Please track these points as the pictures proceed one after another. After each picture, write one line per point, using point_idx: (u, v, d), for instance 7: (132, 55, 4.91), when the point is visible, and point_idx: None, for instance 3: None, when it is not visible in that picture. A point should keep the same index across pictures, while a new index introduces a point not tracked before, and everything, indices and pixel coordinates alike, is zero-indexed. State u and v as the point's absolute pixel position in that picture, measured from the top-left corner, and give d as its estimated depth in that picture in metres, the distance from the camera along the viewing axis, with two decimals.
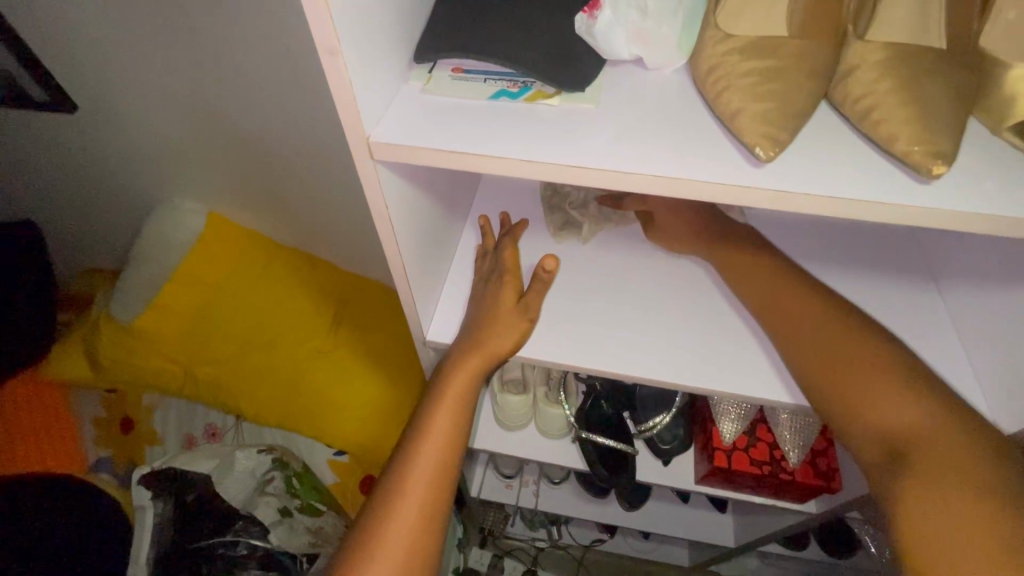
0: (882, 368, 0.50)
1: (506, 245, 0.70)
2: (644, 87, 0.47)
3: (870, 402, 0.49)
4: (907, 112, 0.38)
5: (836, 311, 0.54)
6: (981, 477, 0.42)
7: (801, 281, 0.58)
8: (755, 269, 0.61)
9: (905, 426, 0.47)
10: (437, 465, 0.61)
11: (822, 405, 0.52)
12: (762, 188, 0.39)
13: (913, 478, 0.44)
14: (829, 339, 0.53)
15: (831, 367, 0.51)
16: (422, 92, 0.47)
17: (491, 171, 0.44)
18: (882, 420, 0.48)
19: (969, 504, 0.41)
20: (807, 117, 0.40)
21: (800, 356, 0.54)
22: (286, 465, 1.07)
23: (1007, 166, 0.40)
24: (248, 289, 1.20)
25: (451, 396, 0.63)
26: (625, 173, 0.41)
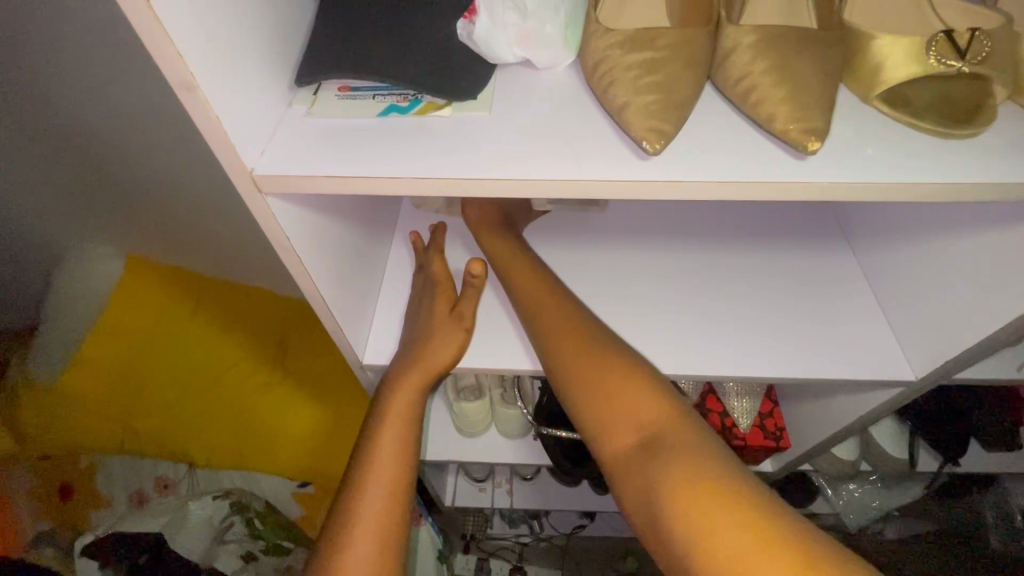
0: (623, 369, 0.50)
1: (433, 255, 0.69)
2: (537, 87, 0.46)
3: (629, 399, 0.48)
4: (782, 92, 0.39)
5: (583, 315, 0.56)
6: (714, 467, 0.41)
7: (546, 280, 0.60)
8: (534, 280, 0.60)
9: (654, 421, 0.46)
10: (391, 490, 0.59)
11: (580, 408, 0.50)
12: (652, 179, 0.39)
13: (667, 472, 0.42)
14: (574, 345, 0.53)
15: (591, 365, 0.51)
16: (307, 115, 0.45)
17: (388, 190, 0.42)
18: (635, 416, 0.47)
19: (718, 488, 0.40)
20: (692, 106, 0.41)
21: (559, 356, 0.53)
22: (245, 508, 1.00)
23: (888, 129, 0.41)
24: (176, 330, 1.13)
25: (397, 416, 0.62)
26: (520, 179, 0.40)
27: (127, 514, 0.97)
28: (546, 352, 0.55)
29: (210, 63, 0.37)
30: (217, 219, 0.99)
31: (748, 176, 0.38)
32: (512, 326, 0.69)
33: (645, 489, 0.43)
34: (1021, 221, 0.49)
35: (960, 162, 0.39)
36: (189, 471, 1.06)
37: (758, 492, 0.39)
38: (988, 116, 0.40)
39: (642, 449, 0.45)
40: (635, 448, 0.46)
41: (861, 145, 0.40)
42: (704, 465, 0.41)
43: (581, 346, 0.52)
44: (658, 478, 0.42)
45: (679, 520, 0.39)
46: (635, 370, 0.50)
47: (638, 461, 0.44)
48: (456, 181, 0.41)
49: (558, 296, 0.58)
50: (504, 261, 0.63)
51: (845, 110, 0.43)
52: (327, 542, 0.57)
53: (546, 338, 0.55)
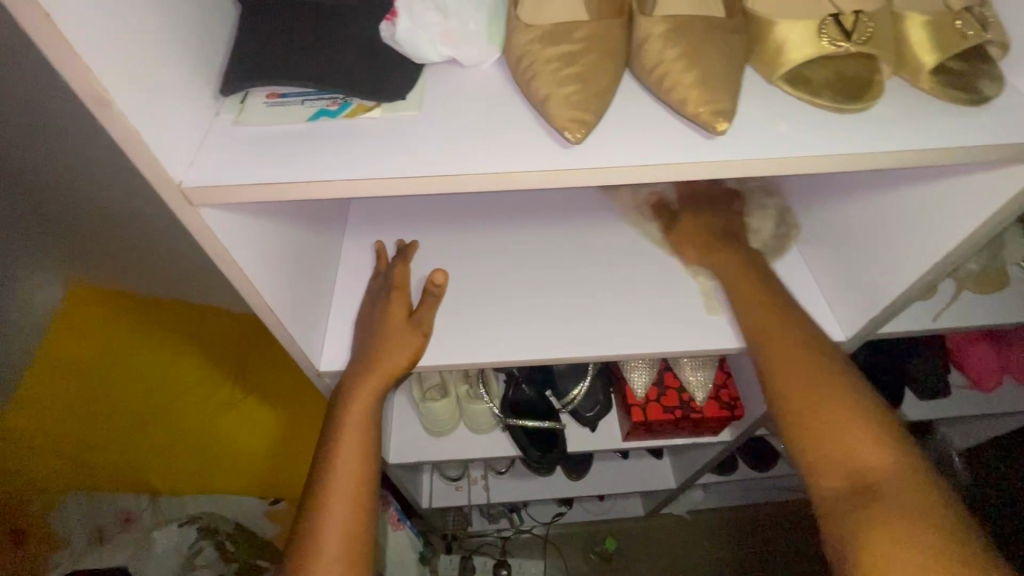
0: (851, 404, 0.51)
1: (396, 264, 0.70)
2: (463, 84, 0.47)
3: (852, 445, 0.49)
4: (693, 75, 0.42)
5: (827, 353, 0.55)
6: (949, 529, 0.43)
7: (793, 326, 0.57)
8: (726, 257, 0.66)
9: (878, 469, 0.48)
10: (354, 499, 0.59)
11: (800, 433, 0.52)
12: (577, 167, 0.40)
13: (908, 532, 0.44)
14: (809, 368, 0.54)
15: (824, 396, 0.52)
16: (235, 123, 0.45)
17: (324, 195, 0.43)
18: (857, 457, 0.49)
19: (951, 548, 0.42)
20: (610, 97, 0.42)
21: (781, 380, 0.54)
22: (214, 532, 1.05)
23: (794, 108, 0.44)
24: (145, 360, 1.08)
25: (354, 421, 0.62)
26: (453, 176, 0.41)
27: (89, 549, 0.96)
28: (760, 368, 0.57)
29: (129, 77, 0.36)
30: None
31: (668, 159, 0.40)
32: (469, 321, 0.70)
33: (852, 531, 0.46)
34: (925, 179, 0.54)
35: (858, 133, 0.43)
36: (152, 501, 1.06)
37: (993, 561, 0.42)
38: (876, 91, 0.44)
39: (867, 496, 0.47)
40: (854, 490, 0.48)
41: (770, 123, 0.44)
42: (940, 522, 0.44)
43: (804, 386, 0.53)
44: (887, 530, 0.44)
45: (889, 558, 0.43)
46: (860, 410, 0.51)
47: (848, 506, 0.47)
48: (392, 182, 0.42)
49: (806, 332, 0.57)
50: (713, 256, 0.68)
51: (754, 90, 0.46)
52: (293, 551, 0.57)
53: (770, 375, 0.55)
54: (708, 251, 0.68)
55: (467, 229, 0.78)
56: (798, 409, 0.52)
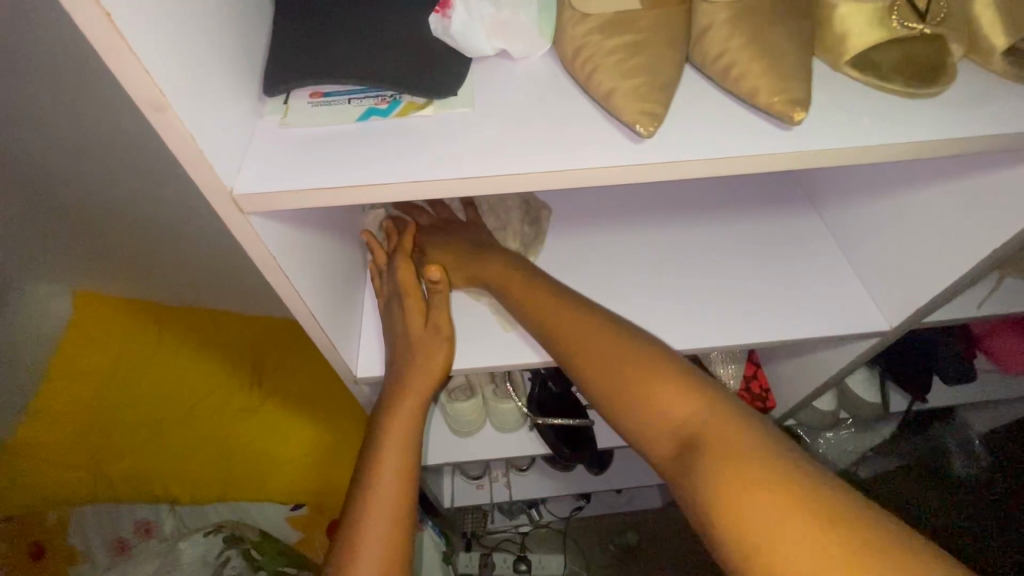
0: (651, 362, 0.48)
1: (397, 259, 0.66)
2: (516, 78, 0.45)
3: (656, 400, 0.45)
4: (762, 65, 0.40)
5: (619, 327, 0.52)
6: (757, 469, 0.37)
7: (569, 300, 0.56)
8: (485, 263, 0.65)
9: (683, 415, 0.43)
10: (394, 520, 0.58)
11: (608, 400, 0.48)
12: (648, 161, 0.39)
13: (716, 472, 0.38)
14: (602, 337, 0.51)
15: (619, 363, 0.49)
16: (281, 126, 0.43)
17: (380, 198, 0.41)
18: (670, 414, 0.44)
19: (768, 488, 0.36)
20: (676, 88, 0.40)
21: (580, 358, 0.52)
22: (240, 539, 0.97)
23: (863, 96, 0.43)
24: (137, 368, 1.12)
25: (394, 432, 0.61)
26: (516, 174, 0.39)
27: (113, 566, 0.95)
28: (560, 353, 0.54)
29: (182, 79, 0.34)
30: (198, 229, 0.98)
31: (741, 152, 0.39)
32: (506, 322, 0.68)
33: (688, 489, 0.40)
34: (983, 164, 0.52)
35: (932, 119, 0.41)
36: (171, 510, 1.03)
37: (832, 490, 0.36)
38: (949, 73, 0.42)
39: (687, 449, 0.42)
40: (679, 443, 0.43)
41: (840, 111, 0.42)
42: (747, 466, 0.38)
43: (604, 361, 0.49)
44: (703, 476, 0.39)
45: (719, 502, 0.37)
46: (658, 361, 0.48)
47: (677, 461, 0.42)
48: (453, 183, 0.40)
49: (573, 305, 0.55)
50: (468, 271, 0.66)
51: (820, 78, 0.44)
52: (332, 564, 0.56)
53: (572, 354, 0.53)
54: (461, 269, 0.67)
55: None
56: (603, 381, 0.49)
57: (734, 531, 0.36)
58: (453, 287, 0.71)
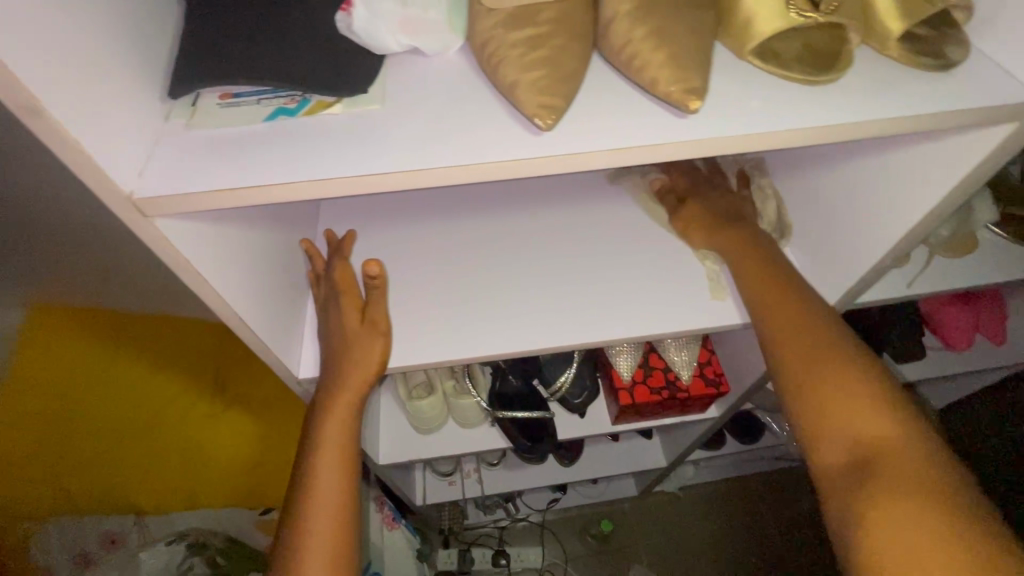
0: (850, 366, 0.48)
1: (335, 263, 0.67)
2: (427, 74, 0.45)
3: (843, 409, 0.46)
4: (662, 53, 0.40)
5: (829, 318, 0.51)
6: (930, 500, 0.39)
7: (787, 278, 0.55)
8: (727, 234, 0.63)
9: (869, 436, 0.44)
10: (337, 515, 0.58)
11: (794, 393, 0.49)
12: (549, 153, 0.39)
13: (884, 498, 0.41)
14: (810, 323, 0.51)
15: (819, 359, 0.49)
16: (187, 127, 0.43)
17: (288, 198, 0.41)
18: (854, 425, 0.45)
19: (934, 524, 0.38)
20: (579, 80, 0.41)
21: (779, 340, 0.51)
22: (204, 547, 1.01)
23: (766, 84, 0.44)
24: (100, 377, 1.07)
25: (330, 435, 0.61)
26: (421, 170, 0.39)
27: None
28: (759, 331, 0.54)
29: (63, 82, 0.33)
30: None
31: (640, 142, 0.40)
32: (450, 317, 0.69)
33: (843, 505, 0.43)
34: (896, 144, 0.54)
35: (829, 105, 0.42)
36: (137, 523, 1.00)
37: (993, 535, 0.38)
38: (845, 60, 0.44)
39: (860, 464, 0.43)
40: (850, 456, 0.45)
41: (742, 99, 0.43)
42: (913, 497, 0.40)
43: (804, 349, 0.50)
44: (867, 497, 0.42)
45: (879, 524, 0.40)
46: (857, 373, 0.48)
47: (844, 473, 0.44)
48: (359, 181, 0.40)
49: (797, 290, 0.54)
50: (719, 235, 0.64)
51: (725, 67, 0.45)
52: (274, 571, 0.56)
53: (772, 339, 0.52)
54: (713, 231, 0.64)
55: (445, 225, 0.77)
56: (795, 364, 0.49)
57: (871, 541, 0.40)
58: (398, 285, 0.72)
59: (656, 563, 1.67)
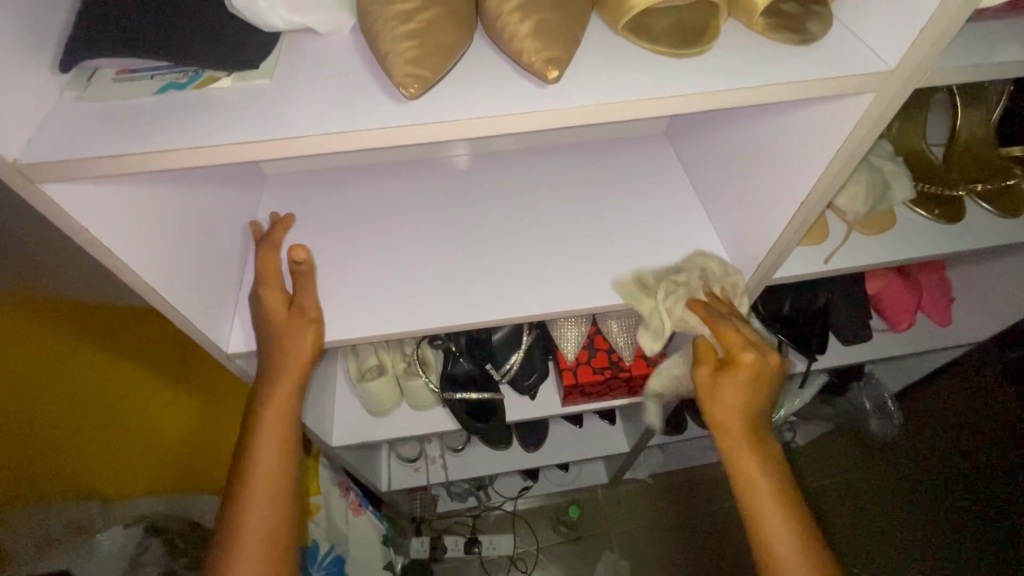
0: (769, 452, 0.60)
1: (264, 250, 0.70)
2: (319, 52, 0.48)
3: (757, 486, 0.58)
4: (529, 27, 0.43)
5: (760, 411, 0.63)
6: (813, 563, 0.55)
7: (743, 371, 0.62)
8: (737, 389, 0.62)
9: (772, 514, 0.57)
10: (271, 481, 0.61)
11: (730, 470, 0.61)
12: (417, 121, 0.42)
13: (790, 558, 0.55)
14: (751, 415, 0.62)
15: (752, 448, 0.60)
16: (81, 101, 0.45)
17: (175, 165, 0.43)
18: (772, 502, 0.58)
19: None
20: (453, 51, 0.43)
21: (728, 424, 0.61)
22: (163, 530, 1.03)
23: (637, 58, 0.46)
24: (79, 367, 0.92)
25: (270, 431, 0.63)
26: (297, 138, 0.42)
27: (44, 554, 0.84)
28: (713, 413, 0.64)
29: None
30: None
31: (503, 111, 0.42)
32: (378, 294, 0.72)
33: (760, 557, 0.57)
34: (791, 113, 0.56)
35: (691, 76, 0.45)
36: (102, 508, 0.95)
37: None
38: (710, 34, 0.46)
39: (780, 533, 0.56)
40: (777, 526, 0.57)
41: (609, 71, 0.45)
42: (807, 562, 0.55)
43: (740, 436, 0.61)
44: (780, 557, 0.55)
45: (761, 575, 0.57)
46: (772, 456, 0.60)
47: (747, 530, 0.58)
48: (239, 148, 0.43)
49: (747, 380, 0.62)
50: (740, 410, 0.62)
51: (600, 42, 0.48)
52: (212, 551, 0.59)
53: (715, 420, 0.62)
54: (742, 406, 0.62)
55: (380, 212, 0.81)
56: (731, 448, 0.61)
57: None
58: (332, 265, 0.75)
59: (627, 549, 1.68)
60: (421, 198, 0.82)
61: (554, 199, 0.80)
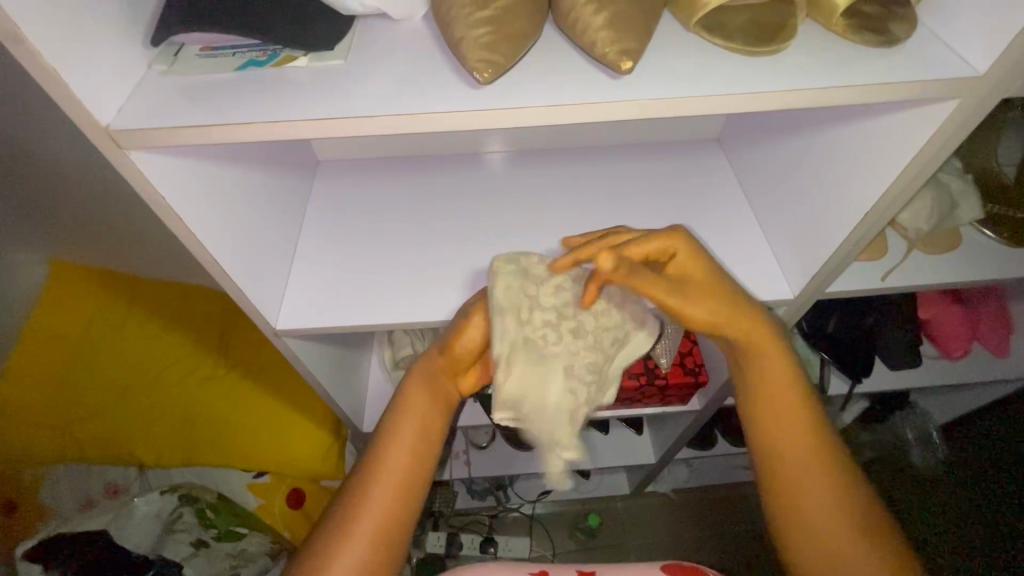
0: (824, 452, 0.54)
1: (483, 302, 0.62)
2: (393, 38, 0.49)
3: (791, 457, 0.53)
4: (603, 18, 0.43)
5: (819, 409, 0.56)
6: None
7: (775, 340, 0.56)
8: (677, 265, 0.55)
9: (798, 454, 0.53)
10: (411, 456, 0.57)
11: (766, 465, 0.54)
12: (487, 105, 0.43)
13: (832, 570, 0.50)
14: (798, 411, 0.55)
15: (795, 442, 0.54)
16: (165, 74, 0.47)
17: (251, 138, 0.45)
18: (816, 511, 0.52)
19: None
20: (526, 40, 0.43)
21: (763, 413, 0.55)
22: (195, 499, 0.97)
23: (710, 55, 0.45)
24: (121, 344, 1.06)
25: (416, 393, 0.59)
26: (367, 118, 0.43)
27: (81, 513, 0.93)
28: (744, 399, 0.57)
29: (48, 19, 0.38)
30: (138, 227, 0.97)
31: (573, 101, 0.42)
32: (423, 281, 0.73)
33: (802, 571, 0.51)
34: (863, 118, 0.54)
35: (765, 74, 0.44)
36: (139, 473, 1.01)
37: None
38: (787, 33, 0.45)
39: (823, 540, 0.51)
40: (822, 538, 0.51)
41: (682, 66, 0.45)
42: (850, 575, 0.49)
43: (777, 430, 0.54)
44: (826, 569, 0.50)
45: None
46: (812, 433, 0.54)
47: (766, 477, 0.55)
48: (311, 124, 0.44)
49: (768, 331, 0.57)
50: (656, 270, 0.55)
51: (672, 38, 0.47)
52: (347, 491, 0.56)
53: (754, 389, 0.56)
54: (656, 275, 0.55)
55: (428, 203, 0.82)
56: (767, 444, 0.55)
57: None
58: (379, 251, 0.76)
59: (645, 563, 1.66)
60: (469, 191, 0.83)
61: (597, 198, 0.79)
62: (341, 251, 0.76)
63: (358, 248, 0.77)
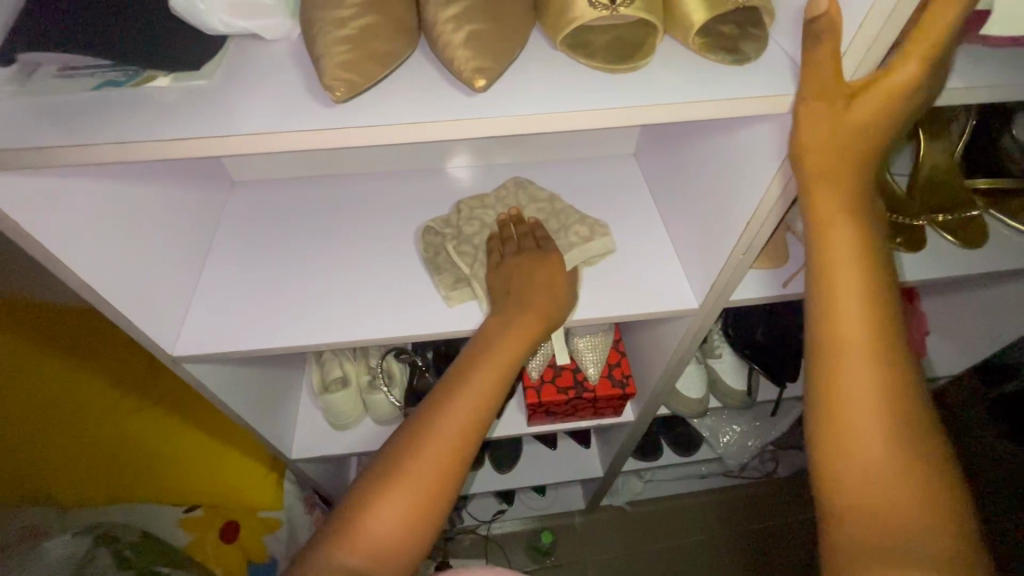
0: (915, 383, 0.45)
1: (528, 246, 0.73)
2: (263, 58, 0.49)
3: (877, 403, 0.43)
4: (461, 36, 0.43)
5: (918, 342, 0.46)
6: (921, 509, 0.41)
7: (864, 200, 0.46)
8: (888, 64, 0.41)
9: (890, 367, 0.44)
10: (462, 423, 0.56)
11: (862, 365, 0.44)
12: (346, 123, 0.43)
13: (894, 489, 0.42)
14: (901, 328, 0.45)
15: (894, 354, 0.44)
16: (17, 94, 0.46)
17: (106, 159, 0.44)
18: (895, 425, 0.43)
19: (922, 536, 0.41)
20: (386, 58, 0.44)
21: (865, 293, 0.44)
22: (113, 539, 0.84)
23: (573, 71, 0.47)
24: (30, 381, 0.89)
25: (489, 370, 0.59)
26: (226, 136, 0.43)
27: None
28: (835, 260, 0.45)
29: None
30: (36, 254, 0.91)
31: (432, 117, 0.43)
32: (333, 300, 0.72)
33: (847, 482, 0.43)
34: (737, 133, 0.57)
35: (624, 91, 0.46)
36: (59, 514, 0.88)
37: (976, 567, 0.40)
38: (645, 51, 0.47)
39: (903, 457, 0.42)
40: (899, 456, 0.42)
41: (544, 82, 0.46)
42: (917, 497, 0.42)
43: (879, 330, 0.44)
44: (885, 482, 0.42)
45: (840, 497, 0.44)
46: (897, 419, 0.43)
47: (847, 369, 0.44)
48: (170, 144, 0.43)
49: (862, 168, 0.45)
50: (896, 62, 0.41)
51: (540, 55, 0.48)
52: (396, 441, 0.56)
53: (825, 341, 0.45)
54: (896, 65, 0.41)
55: (343, 220, 0.81)
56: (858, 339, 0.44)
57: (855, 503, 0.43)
58: (289, 269, 0.75)
59: None
60: (385, 208, 0.83)
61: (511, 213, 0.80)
62: (252, 272, 0.75)
63: (267, 268, 0.76)
